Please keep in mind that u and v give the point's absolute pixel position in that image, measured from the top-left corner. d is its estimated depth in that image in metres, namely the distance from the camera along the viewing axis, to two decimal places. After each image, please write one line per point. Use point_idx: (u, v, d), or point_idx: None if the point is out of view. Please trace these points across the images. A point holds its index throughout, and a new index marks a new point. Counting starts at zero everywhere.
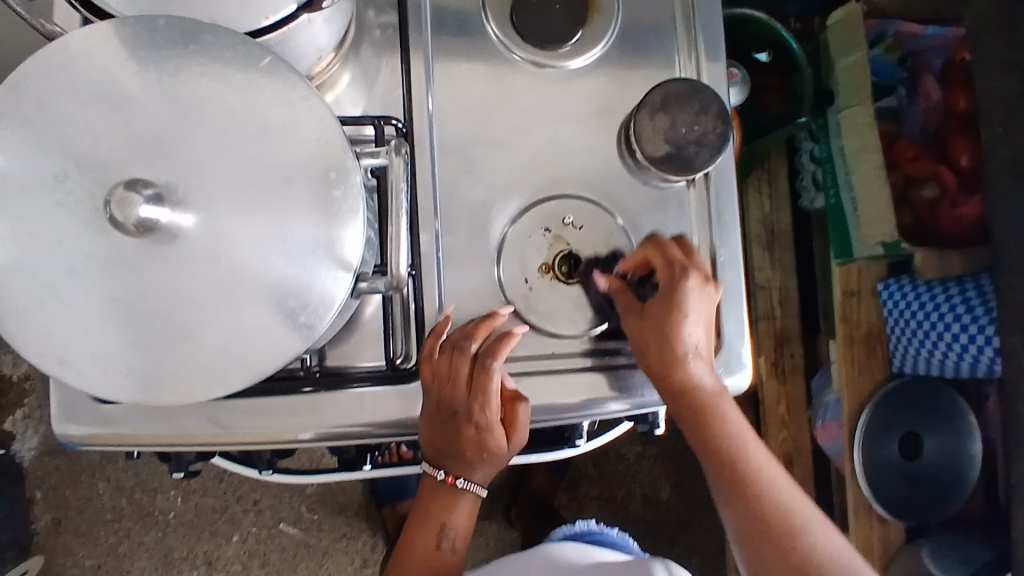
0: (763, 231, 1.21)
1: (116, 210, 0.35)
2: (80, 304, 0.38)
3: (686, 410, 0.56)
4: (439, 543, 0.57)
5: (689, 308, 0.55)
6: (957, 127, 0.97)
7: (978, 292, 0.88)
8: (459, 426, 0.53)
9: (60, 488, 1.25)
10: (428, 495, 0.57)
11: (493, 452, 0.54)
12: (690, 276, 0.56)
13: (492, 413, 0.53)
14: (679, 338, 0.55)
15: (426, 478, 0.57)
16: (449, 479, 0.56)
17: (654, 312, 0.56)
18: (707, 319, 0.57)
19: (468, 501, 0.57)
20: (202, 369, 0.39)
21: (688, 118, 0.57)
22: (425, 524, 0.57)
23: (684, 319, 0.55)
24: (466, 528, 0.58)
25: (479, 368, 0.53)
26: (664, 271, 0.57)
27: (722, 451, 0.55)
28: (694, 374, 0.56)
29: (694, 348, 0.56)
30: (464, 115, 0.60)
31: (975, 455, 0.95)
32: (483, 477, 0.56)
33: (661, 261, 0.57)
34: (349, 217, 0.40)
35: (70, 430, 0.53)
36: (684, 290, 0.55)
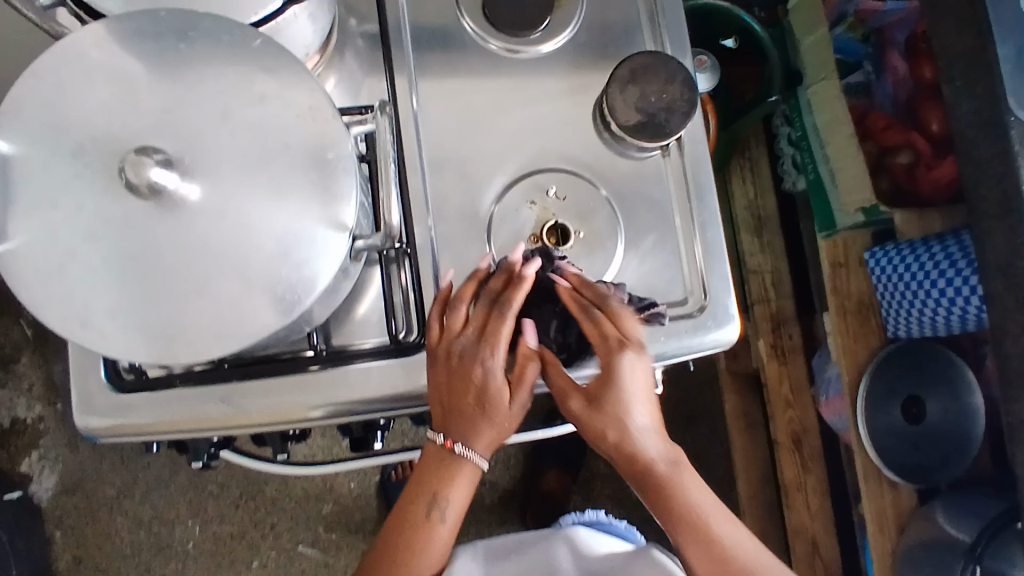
0: (750, 217, 1.25)
1: (129, 172, 0.39)
2: (98, 270, 0.41)
3: (643, 481, 0.56)
4: (429, 512, 0.57)
5: (626, 386, 0.55)
6: (928, 96, 1.00)
7: (960, 248, 0.90)
8: (465, 377, 0.55)
9: (79, 526, 1.26)
10: (429, 460, 0.58)
11: (493, 408, 0.55)
12: (625, 351, 0.55)
13: (497, 360, 0.55)
14: (624, 413, 0.55)
15: (427, 446, 0.58)
16: (446, 443, 0.56)
17: (595, 393, 0.55)
18: (647, 389, 0.56)
19: (468, 469, 0.57)
20: (213, 323, 0.42)
21: (656, 87, 0.62)
22: (418, 493, 0.58)
23: (624, 395, 0.55)
24: (461, 504, 0.58)
25: (494, 318, 0.55)
26: (601, 350, 0.55)
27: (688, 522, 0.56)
28: (648, 448, 0.56)
29: (641, 424, 0.55)
30: (446, 102, 0.64)
31: (978, 410, 0.96)
32: (483, 447, 0.57)
33: (593, 328, 0.55)
34: (343, 177, 0.43)
35: (92, 422, 0.56)
36: (620, 368, 0.55)
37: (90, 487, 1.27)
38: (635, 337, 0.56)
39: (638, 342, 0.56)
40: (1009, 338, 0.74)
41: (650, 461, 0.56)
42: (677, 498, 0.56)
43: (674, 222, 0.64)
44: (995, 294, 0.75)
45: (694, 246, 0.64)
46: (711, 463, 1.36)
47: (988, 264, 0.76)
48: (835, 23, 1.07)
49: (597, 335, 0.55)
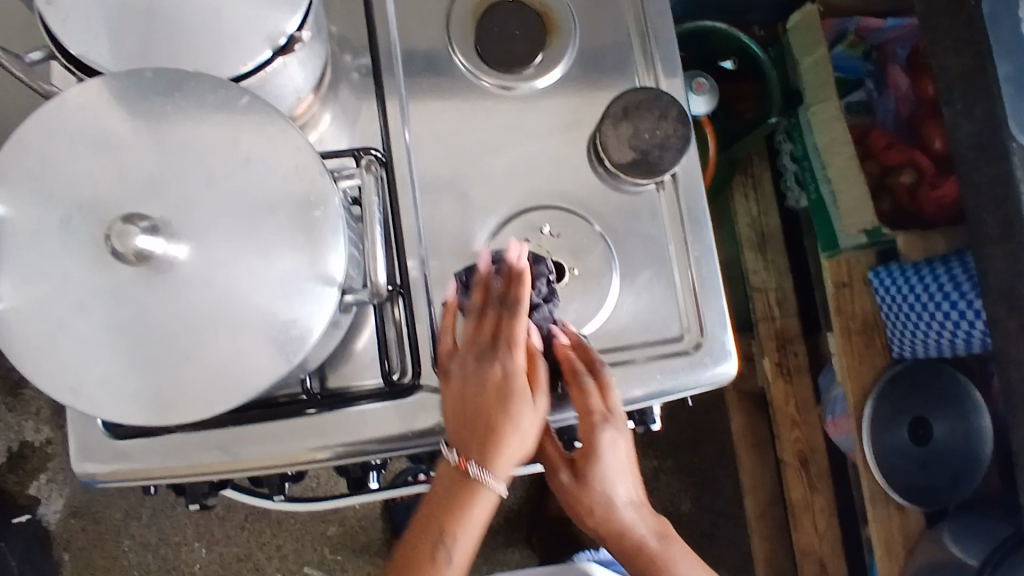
0: (754, 233, 1.23)
1: (115, 242, 0.39)
2: (90, 335, 0.41)
3: (627, 557, 0.57)
4: (435, 556, 0.52)
5: (610, 460, 0.56)
6: (929, 113, 1.00)
7: (963, 269, 0.89)
8: (485, 377, 0.54)
9: (86, 549, 1.27)
10: (438, 496, 0.54)
11: (516, 409, 0.54)
12: (607, 428, 0.56)
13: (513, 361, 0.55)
14: (608, 490, 0.56)
15: (441, 467, 0.55)
16: (462, 462, 0.53)
17: (580, 467, 0.56)
18: (627, 459, 0.57)
19: (485, 499, 0.53)
20: (202, 388, 0.42)
21: (650, 124, 0.61)
22: (426, 536, 0.53)
23: (608, 471, 0.56)
24: (472, 545, 0.53)
25: (506, 318, 0.55)
26: (582, 423, 0.56)
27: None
28: (634, 523, 0.57)
29: (622, 499, 0.57)
30: (439, 141, 0.64)
31: (986, 431, 0.95)
32: (506, 464, 0.53)
33: (579, 399, 0.56)
34: (331, 235, 0.43)
35: (89, 469, 0.56)
36: (599, 444, 0.56)
37: (97, 511, 1.28)
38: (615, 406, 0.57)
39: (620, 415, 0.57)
40: (1011, 364, 0.73)
41: (633, 537, 0.56)
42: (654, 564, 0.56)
43: (669, 258, 0.64)
44: (997, 320, 0.74)
45: (689, 282, 0.64)
46: (717, 480, 1.35)
47: (990, 289, 0.75)
48: (834, 42, 1.04)
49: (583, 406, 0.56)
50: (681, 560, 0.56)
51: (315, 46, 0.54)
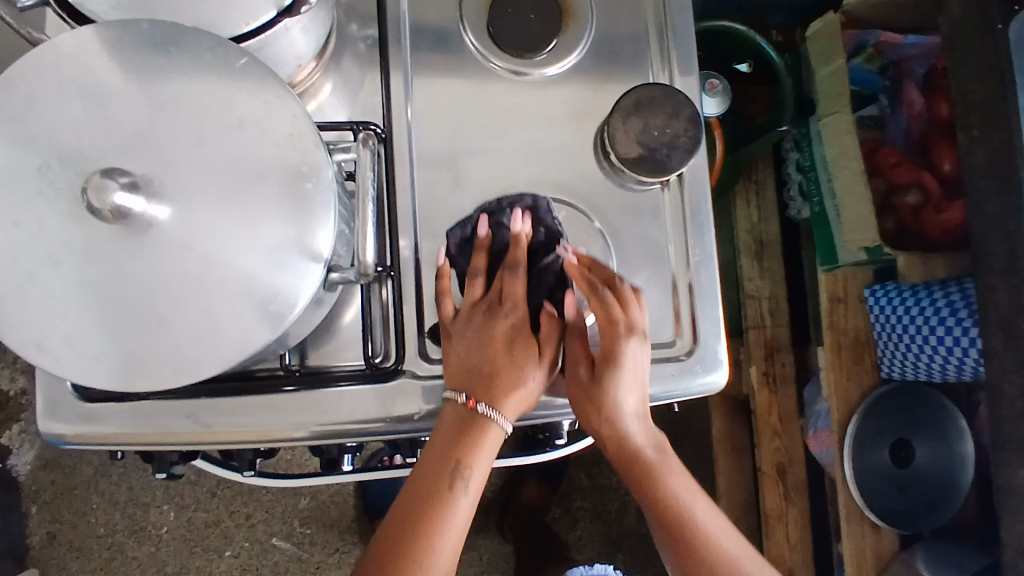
0: (752, 240, 1.22)
1: (92, 197, 0.37)
2: (59, 292, 0.39)
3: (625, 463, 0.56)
4: (452, 484, 0.52)
5: (629, 367, 0.55)
6: (942, 134, 0.98)
7: (962, 295, 0.88)
8: (484, 330, 0.54)
9: (54, 502, 1.26)
10: (449, 428, 0.53)
11: (521, 362, 0.54)
12: (629, 338, 0.55)
13: (518, 316, 0.55)
14: (623, 393, 0.55)
15: (444, 409, 0.54)
16: (469, 401, 0.53)
17: (600, 370, 0.55)
18: (644, 377, 0.56)
19: (494, 433, 0.53)
20: (171, 355, 0.40)
21: (661, 122, 0.59)
22: (440, 463, 0.52)
23: (627, 378, 0.55)
24: (483, 475, 0.53)
25: (506, 276, 0.56)
26: (605, 332, 0.55)
27: (670, 509, 0.56)
28: (638, 434, 0.56)
29: (633, 411, 0.56)
30: (441, 121, 0.62)
31: (966, 458, 0.95)
32: (510, 410, 0.54)
33: (602, 313, 0.55)
34: (320, 211, 0.41)
35: (55, 429, 0.54)
36: (624, 352, 0.55)
37: (68, 464, 1.26)
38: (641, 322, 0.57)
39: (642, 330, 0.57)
40: (1003, 399, 0.73)
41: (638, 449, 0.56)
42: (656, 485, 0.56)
43: (667, 262, 0.63)
44: (993, 353, 0.73)
45: (685, 286, 0.62)
46: None
47: (989, 320, 0.74)
48: (852, 53, 1.01)
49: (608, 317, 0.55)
50: (676, 474, 0.57)
51: (320, 11, 0.51)
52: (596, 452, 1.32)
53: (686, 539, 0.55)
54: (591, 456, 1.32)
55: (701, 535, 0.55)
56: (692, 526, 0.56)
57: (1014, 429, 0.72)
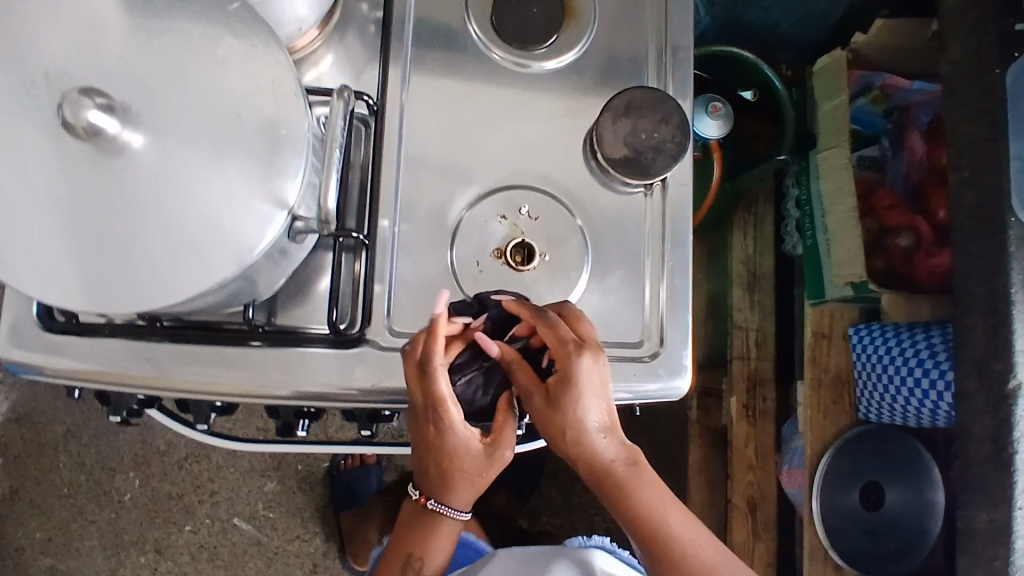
0: (745, 272, 1.23)
1: (67, 112, 0.38)
2: (26, 205, 0.40)
3: (602, 484, 0.54)
4: (408, 571, 0.61)
5: (584, 387, 0.51)
6: (938, 182, 0.98)
7: (942, 338, 0.88)
8: (421, 435, 0.53)
9: (22, 456, 1.25)
10: (407, 527, 0.60)
11: (466, 460, 0.53)
12: (581, 355, 0.51)
13: (453, 416, 0.51)
14: (575, 420, 0.51)
15: (407, 502, 0.60)
16: (422, 499, 0.58)
17: (554, 395, 0.51)
18: (606, 390, 0.52)
19: (446, 528, 0.58)
20: (126, 281, 0.41)
21: (649, 125, 0.60)
22: (399, 548, 0.61)
23: (580, 401, 0.51)
24: (438, 565, 0.61)
25: (427, 376, 0.50)
26: (555, 351, 0.52)
27: (645, 521, 0.54)
28: (604, 448, 0.52)
29: (597, 426, 0.52)
30: (436, 102, 0.63)
31: (937, 506, 0.93)
32: (462, 500, 0.56)
33: (549, 334, 0.52)
34: (292, 157, 0.42)
35: (16, 356, 0.54)
36: (575, 373, 0.51)
37: (40, 421, 1.26)
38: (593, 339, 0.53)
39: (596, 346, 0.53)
40: (971, 440, 0.72)
41: (608, 466, 0.53)
42: (642, 516, 0.54)
43: (642, 264, 0.63)
44: (966, 393, 0.73)
45: (657, 291, 0.63)
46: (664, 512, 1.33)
47: (964, 360, 0.73)
48: (857, 93, 1.02)
49: (554, 341, 0.52)
50: (647, 485, 0.54)
51: None
52: (568, 467, 1.31)
53: (663, 551, 0.54)
54: (563, 472, 1.31)
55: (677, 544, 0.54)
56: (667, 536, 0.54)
57: (979, 471, 0.71)
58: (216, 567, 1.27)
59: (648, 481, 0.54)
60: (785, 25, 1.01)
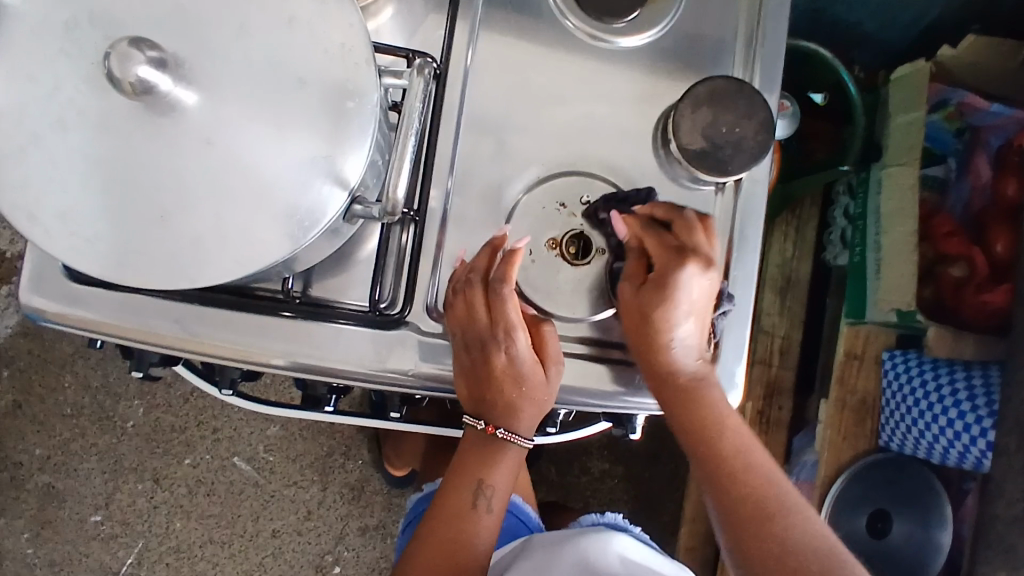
0: (780, 276, 1.17)
1: (114, 63, 0.34)
2: (63, 160, 0.36)
3: (672, 393, 0.54)
4: (475, 502, 0.55)
5: (679, 297, 0.52)
6: (1001, 215, 0.93)
7: (983, 382, 0.87)
8: (488, 364, 0.51)
9: (27, 372, 1.25)
10: (467, 450, 0.55)
11: (530, 384, 0.51)
12: (687, 262, 0.52)
13: (519, 344, 0.51)
14: (666, 324, 0.52)
15: (467, 431, 0.55)
16: (489, 428, 0.53)
17: (647, 293, 0.52)
18: (701, 305, 0.53)
19: (512, 455, 0.54)
20: (168, 253, 0.37)
21: (730, 119, 0.55)
22: (462, 477, 0.55)
23: (672, 307, 0.52)
24: (507, 491, 0.55)
25: (495, 300, 0.50)
26: (660, 256, 0.53)
27: (705, 434, 0.53)
28: (678, 358, 0.54)
29: (682, 336, 0.53)
30: (501, 72, 0.58)
31: (942, 546, 0.95)
32: (526, 428, 0.53)
33: (661, 240, 0.53)
34: (357, 133, 0.38)
35: (36, 302, 0.51)
36: (678, 279, 0.52)
37: (48, 338, 1.25)
38: (709, 251, 0.54)
39: (707, 257, 0.53)
40: (1001, 500, 0.71)
41: (683, 375, 0.54)
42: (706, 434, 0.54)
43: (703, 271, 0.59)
44: (1004, 450, 0.71)
45: (716, 301, 0.59)
46: (660, 503, 1.31)
47: (1007, 417, 0.72)
48: (931, 107, 0.96)
49: (658, 247, 0.53)
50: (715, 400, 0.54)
51: None
52: (569, 449, 1.30)
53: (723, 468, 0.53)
54: (565, 453, 1.30)
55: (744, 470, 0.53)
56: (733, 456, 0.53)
57: (1006, 531, 0.70)
58: (212, 503, 1.27)
59: (716, 390, 0.54)
60: (868, 25, 0.94)
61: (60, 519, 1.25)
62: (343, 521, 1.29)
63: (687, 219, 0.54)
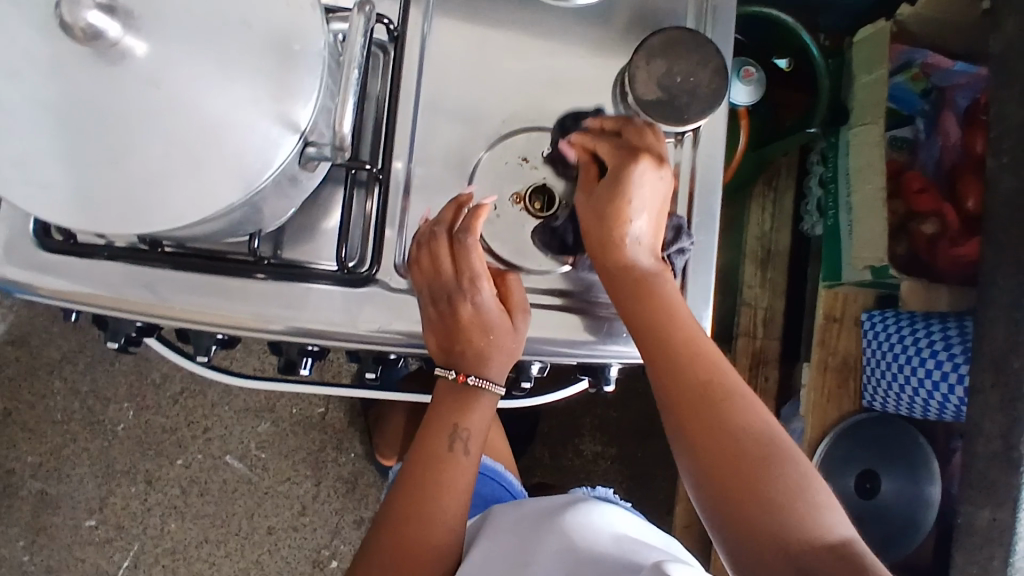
0: (760, 248, 1.18)
1: (65, 10, 0.35)
2: (21, 108, 0.37)
3: (624, 282, 0.53)
4: (451, 446, 0.55)
5: (634, 192, 0.52)
6: (972, 168, 0.94)
7: (958, 330, 0.87)
8: (456, 316, 0.52)
9: (16, 380, 1.25)
10: (438, 400, 0.56)
11: (496, 330, 0.53)
12: (639, 159, 0.53)
13: (485, 293, 0.52)
14: (620, 215, 0.52)
15: (439, 384, 0.56)
16: (460, 376, 0.54)
17: (602, 192, 0.53)
18: (656, 202, 0.54)
19: (487, 401, 0.55)
20: (125, 196, 0.38)
21: (685, 68, 0.56)
22: (437, 425, 0.55)
23: (626, 202, 0.52)
24: (484, 434, 0.56)
25: (461, 250, 0.51)
26: (612, 157, 0.54)
27: (654, 323, 0.52)
28: (631, 250, 0.53)
29: (636, 230, 0.53)
30: (459, 33, 0.60)
31: (932, 500, 0.96)
32: (497, 374, 0.54)
33: (612, 145, 0.54)
34: (305, 73, 0.40)
35: (7, 273, 0.52)
36: (632, 171, 0.52)
37: (36, 345, 1.25)
38: (660, 152, 0.54)
39: (659, 155, 0.54)
40: (980, 438, 0.71)
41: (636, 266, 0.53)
42: (659, 322, 0.52)
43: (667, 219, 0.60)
44: (980, 389, 0.72)
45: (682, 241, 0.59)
46: (654, 482, 1.32)
47: (981, 356, 0.73)
48: (896, 69, 0.98)
49: (609, 151, 0.54)
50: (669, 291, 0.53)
51: None
52: (561, 431, 1.30)
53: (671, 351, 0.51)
54: (557, 435, 1.31)
55: (726, 415, 0.48)
56: (720, 403, 0.49)
57: (987, 471, 0.70)
58: (207, 502, 1.27)
59: (667, 280, 0.54)
60: None
61: (55, 526, 1.25)
62: (338, 515, 1.29)
63: (637, 122, 0.55)
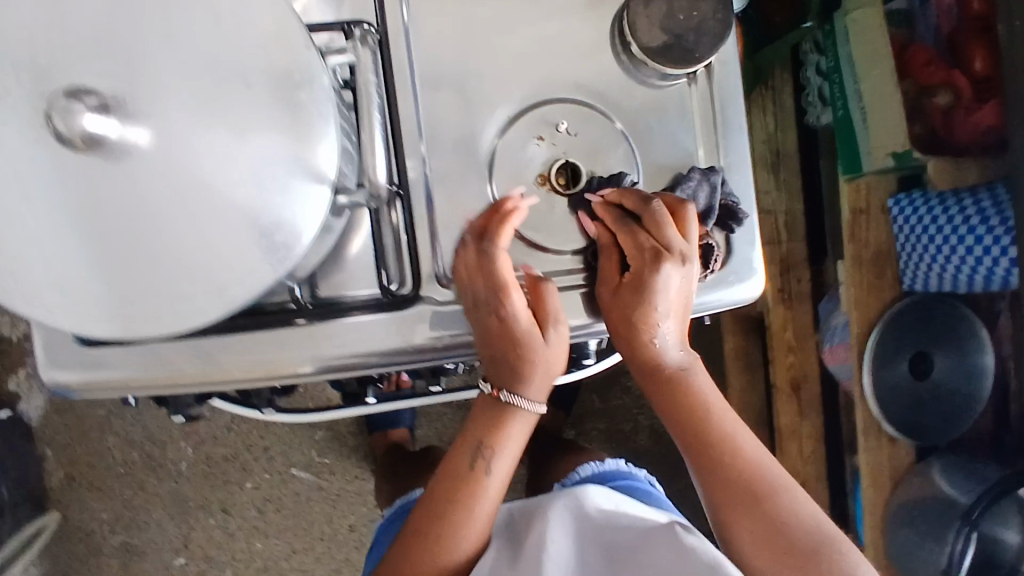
0: (769, 153, 1.15)
1: (59, 122, 0.33)
2: (44, 228, 0.37)
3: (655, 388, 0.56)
4: (473, 463, 0.55)
5: (657, 298, 0.52)
6: (979, 32, 0.88)
7: (993, 200, 0.86)
8: (487, 327, 0.52)
9: (71, 445, 1.26)
10: (475, 413, 0.57)
11: (527, 339, 0.52)
12: (660, 263, 0.52)
13: (515, 301, 0.51)
14: (647, 318, 0.53)
15: (479, 399, 0.57)
16: (494, 391, 0.55)
17: (626, 292, 0.53)
18: (681, 298, 0.53)
19: (522, 419, 0.56)
20: (168, 292, 0.38)
21: (685, 3, 0.53)
22: (466, 439, 0.56)
23: (650, 306, 0.52)
24: (512, 454, 0.56)
25: (489, 257, 0.52)
26: (635, 258, 0.53)
27: (689, 421, 0.55)
28: (663, 351, 0.55)
29: (665, 333, 0.54)
30: (441, 16, 0.56)
31: (986, 368, 0.95)
32: (535, 393, 0.55)
33: (633, 239, 0.53)
34: (318, 120, 0.39)
35: (60, 378, 0.52)
36: (652, 281, 0.51)
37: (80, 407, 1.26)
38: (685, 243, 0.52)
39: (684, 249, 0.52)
40: None
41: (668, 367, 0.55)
42: (693, 424, 0.55)
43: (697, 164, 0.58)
44: None
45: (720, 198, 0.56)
46: None
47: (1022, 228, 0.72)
48: None
49: (634, 247, 0.53)
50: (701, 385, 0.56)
51: None
52: None
53: (705, 450, 0.54)
54: None
55: (770, 514, 0.51)
56: (763, 494, 0.52)
57: None
58: (285, 516, 1.30)
59: (698, 376, 0.56)
60: None
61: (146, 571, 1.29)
62: None
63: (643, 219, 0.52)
